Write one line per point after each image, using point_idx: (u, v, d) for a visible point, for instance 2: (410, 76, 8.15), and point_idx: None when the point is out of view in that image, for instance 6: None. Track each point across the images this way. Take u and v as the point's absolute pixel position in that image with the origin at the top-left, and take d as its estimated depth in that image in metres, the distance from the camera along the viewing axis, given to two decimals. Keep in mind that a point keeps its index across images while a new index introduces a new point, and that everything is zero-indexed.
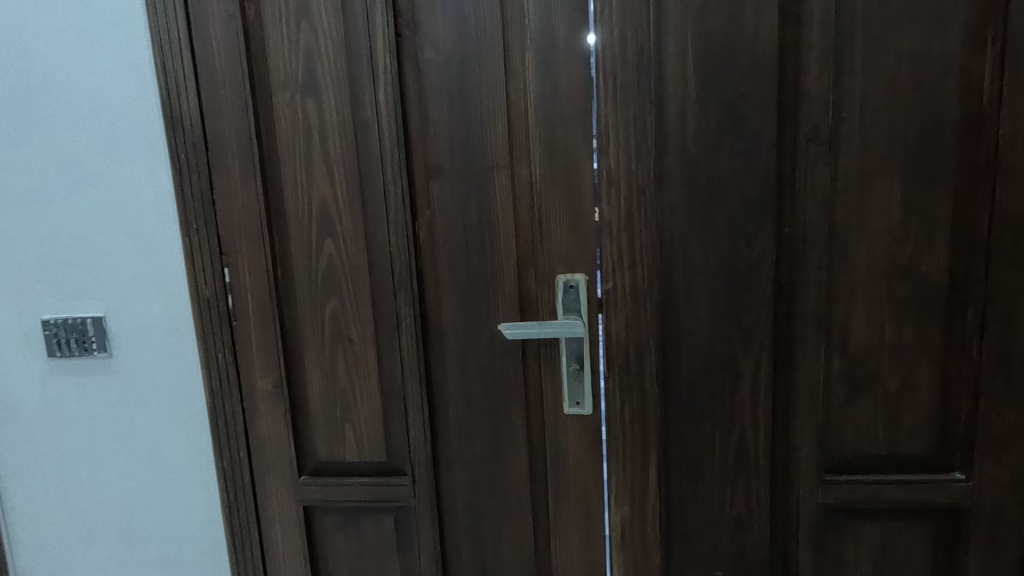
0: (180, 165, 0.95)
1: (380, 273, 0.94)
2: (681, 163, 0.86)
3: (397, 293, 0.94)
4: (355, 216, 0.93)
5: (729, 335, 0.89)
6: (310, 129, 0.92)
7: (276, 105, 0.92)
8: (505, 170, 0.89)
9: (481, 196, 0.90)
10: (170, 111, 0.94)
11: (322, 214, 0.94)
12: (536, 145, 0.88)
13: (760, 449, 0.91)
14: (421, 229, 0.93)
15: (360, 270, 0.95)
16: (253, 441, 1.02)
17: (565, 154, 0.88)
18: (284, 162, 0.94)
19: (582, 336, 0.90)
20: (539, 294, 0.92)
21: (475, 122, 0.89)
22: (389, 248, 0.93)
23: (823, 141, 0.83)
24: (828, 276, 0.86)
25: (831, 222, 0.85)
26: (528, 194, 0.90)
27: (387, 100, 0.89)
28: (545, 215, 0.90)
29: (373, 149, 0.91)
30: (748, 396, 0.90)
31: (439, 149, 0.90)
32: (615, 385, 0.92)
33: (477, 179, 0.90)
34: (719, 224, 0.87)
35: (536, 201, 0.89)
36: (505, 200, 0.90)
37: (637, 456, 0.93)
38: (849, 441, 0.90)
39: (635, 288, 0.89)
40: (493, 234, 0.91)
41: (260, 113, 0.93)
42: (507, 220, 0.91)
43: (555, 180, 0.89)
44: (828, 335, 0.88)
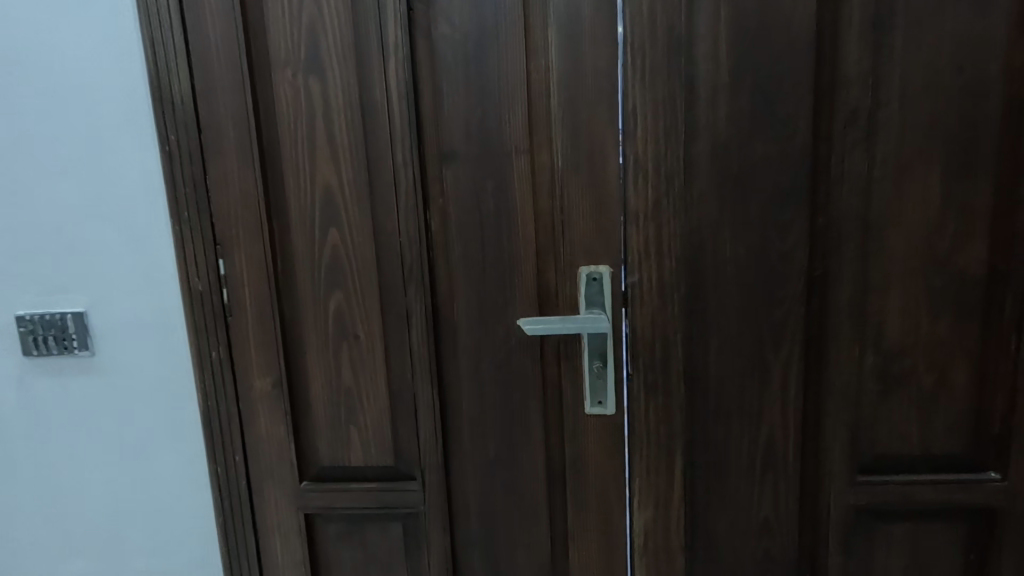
0: (170, 149, 0.88)
1: (389, 266, 0.88)
2: (712, 149, 0.81)
3: (407, 287, 0.88)
4: (361, 204, 0.87)
5: (759, 330, 0.85)
6: (312, 110, 0.85)
7: (275, 84, 0.85)
8: (524, 155, 0.84)
9: (498, 183, 0.85)
10: (159, 89, 0.87)
11: (326, 203, 0.88)
12: (557, 129, 0.83)
13: (789, 450, 0.87)
14: (432, 219, 0.87)
15: (367, 262, 0.89)
16: (251, 445, 0.95)
17: (588, 139, 0.83)
18: (285, 147, 0.87)
19: (607, 332, 0.85)
20: (559, 288, 0.87)
21: (491, 104, 0.83)
22: (398, 238, 0.87)
23: (861, 126, 0.79)
24: (864, 269, 0.82)
25: (869, 212, 0.81)
26: (548, 181, 0.84)
27: (397, 79, 0.83)
28: (567, 203, 0.84)
29: (382, 132, 0.85)
30: (778, 394, 0.86)
31: (453, 132, 0.84)
32: (639, 384, 0.87)
33: (494, 165, 0.84)
34: (750, 214, 0.82)
35: (557, 189, 0.84)
36: (524, 188, 0.85)
37: (662, 457, 0.89)
38: (881, 440, 0.86)
39: (661, 281, 0.84)
40: (510, 224, 0.86)
41: (257, 92, 0.86)
42: (525, 210, 0.85)
43: (577, 167, 0.83)
44: (862, 330, 0.84)
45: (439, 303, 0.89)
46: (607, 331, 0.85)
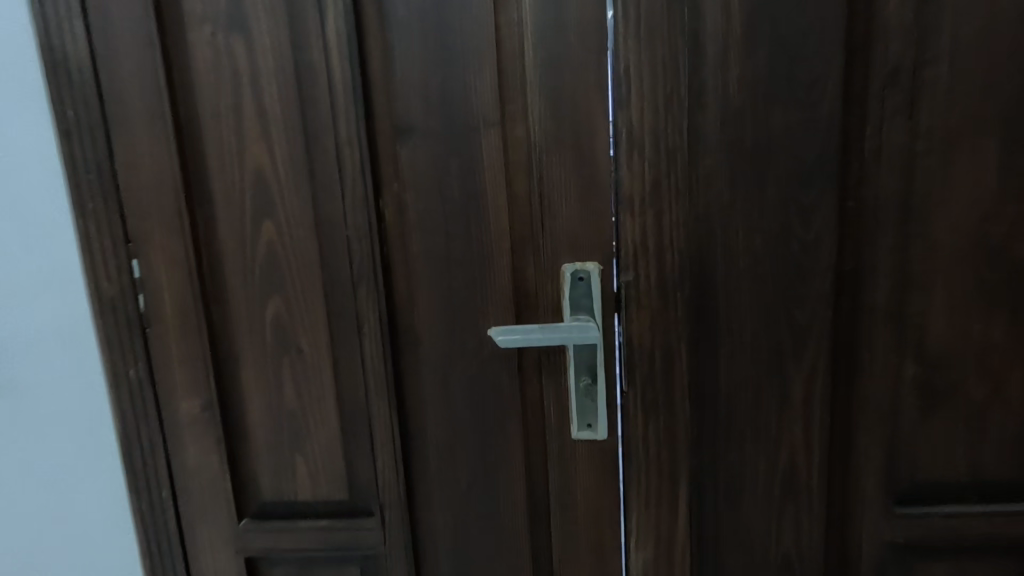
0: (65, 125, 0.72)
1: (336, 265, 0.74)
2: (721, 120, 0.67)
3: (358, 290, 0.74)
4: (300, 191, 0.72)
5: (778, 337, 0.71)
6: (238, 77, 0.70)
7: (193, 45, 0.70)
8: (495, 130, 0.69)
9: (464, 163, 0.70)
10: (48, 51, 0.71)
11: (258, 191, 0.73)
12: (534, 97, 0.68)
13: (814, 477, 0.74)
14: (387, 208, 0.73)
15: (309, 260, 0.74)
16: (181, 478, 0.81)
17: (571, 108, 0.68)
18: (206, 122, 0.72)
19: (596, 342, 0.71)
20: (539, 290, 0.73)
21: (454, 67, 0.68)
22: (346, 232, 0.72)
23: (902, 88, 0.65)
24: (905, 262, 0.68)
25: (911, 193, 0.67)
26: (524, 161, 0.70)
27: (338, 37, 0.68)
28: (547, 187, 0.70)
29: (322, 103, 0.70)
30: (800, 412, 0.73)
31: (409, 102, 0.70)
32: (636, 402, 0.73)
33: (459, 141, 0.70)
34: (768, 198, 0.68)
35: (535, 169, 0.70)
36: (495, 169, 0.70)
37: (664, 487, 0.75)
38: (922, 465, 0.73)
39: (662, 280, 0.70)
40: (480, 213, 0.71)
41: (171, 56, 0.71)
42: (497, 196, 0.71)
43: (559, 143, 0.69)
44: (902, 336, 0.70)
45: (397, 309, 0.75)
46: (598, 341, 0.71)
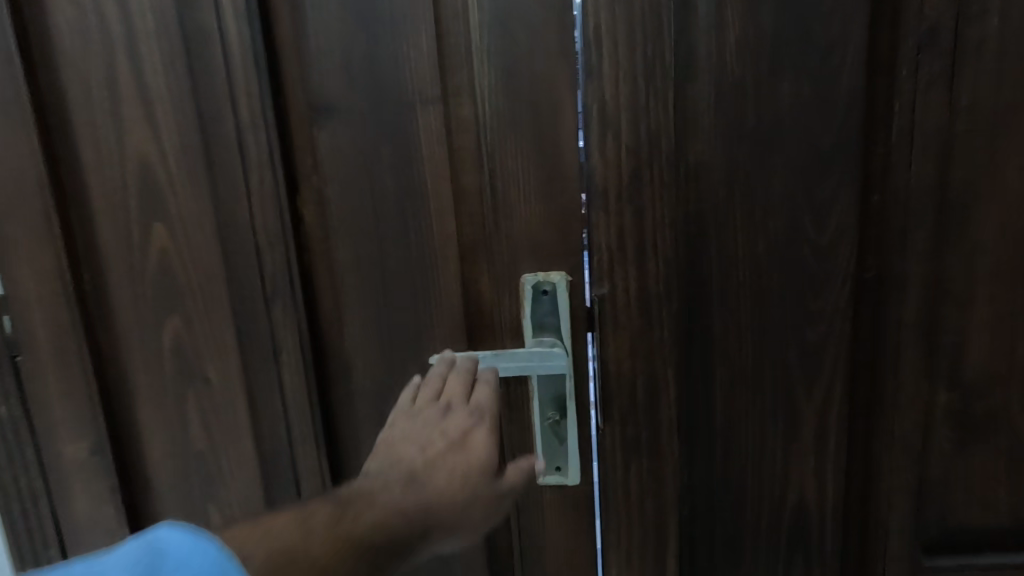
0: None
1: (245, 278, 0.60)
2: (716, 95, 0.54)
3: (275, 308, 0.60)
4: (197, 186, 0.58)
5: (784, 360, 0.59)
6: (111, 43, 0.56)
7: (52, 3, 0.56)
8: (436, 109, 0.56)
9: (397, 150, 0.57)
10: None
11: (145, 186, 0.59)
12: (483, 66, 0.55)
13: (826, 524, 0.62)
14: (306, 208, 0.59)
15: (214, 272, 0.60)
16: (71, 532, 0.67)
17: (529, 80, 0.55)
18: (75, 101, 0.57)
19: (564, 372, 0.59)
20: (496, 305, 0.60)
21: (381, 28, 0.54)
22: (256, 236, 0.59)
23: (941, 52, 0.52)
24: (940, 268, 0.56)
25: (948, 184, 0.54)
26: (473, 146, 0.56)
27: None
28: (502, 180, 0.57)
29: (217, 75, 0.55)
30: (810, 448, 0.60)
31: (327, 74, 0.56)
32: (614, 439, 0.61)
33: (390, 122, 0.56)
34: (774, 191, 0.55)
35: (486, 157, 0.56)
36: (436, 157, 0.56)
37: (648, 538, 0.63)
38: (955, 509, 0.61)
39: (644, 293, 0.58)
40: (421, 212, 0.58)
41: (26, 17, 0.56)
42: (441, 191, 0.57)
43: (515, 124, 0.55)
44: (933, 357, 0.58)
45: (325, 329, 0.62)
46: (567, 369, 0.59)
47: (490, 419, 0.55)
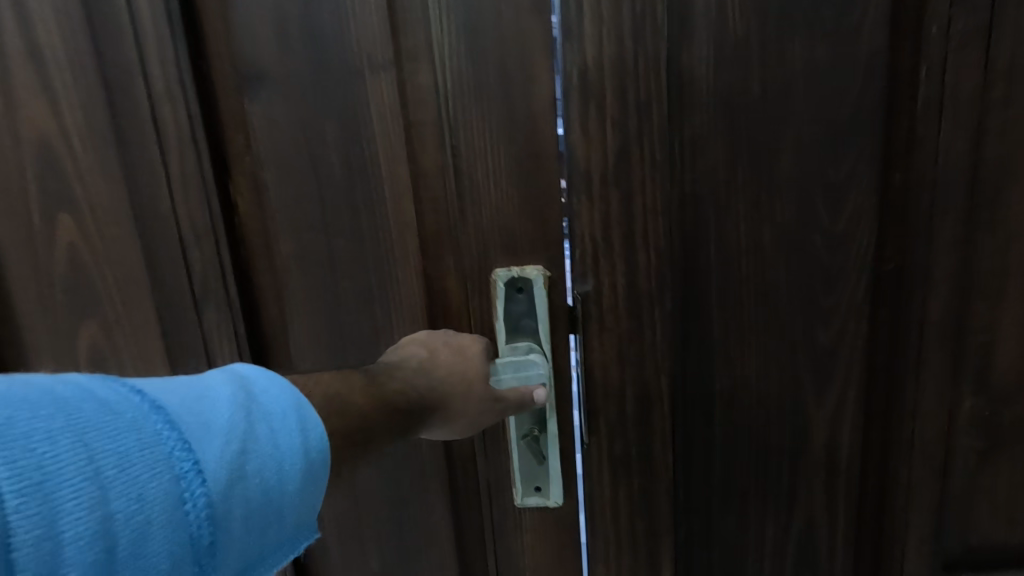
0: None
1: (172, 278, 0.51)
2: (717, 58, 0.46)
3: (209, 311, 0.52)
4: (109, 170, 0.49)
5: (792, 363, 0.52)
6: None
7: None
8: (388, 77, 0.47)
9: (345, 125, 0.49)
10: None
11: (46, 171, 0.50)
12: (442, 25, 0.46)
13: (836, 544, 0.56)
14: (243, 194, 0.51)
15: (135, 272, 0.52)
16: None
17: (498, 41, 0.46)
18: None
19: (543, 383, 0.51)
20: (462, 307, 0.52)
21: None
22: (179, 228, 0.50)
23: (975, 8, 0.45)
24: (967, 258, 0.49)
25: (980, 162, 0.47)
26: (433, 120, 0.48)
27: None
28: (467, 160, 0.49)
29: (125, 36, 0.47)
30: (820, 462, 0.54)
31: (259, 35, 0.47)
32: (600, 455, 0.54)
33: (336, 92, 0.48)
34: (781, 171, 0.48)
35: (449, 132, 0.48)
36: (390, 133, 0.49)
37: (640, 563, 0.56)
38: (977, 524, 0.55)
39: (633, 291, 0.50)
40: (375, 199, 0.50)
41: None
42: (398, 174, 0.49)
43: (482, 94, 0.47)
44: (959, 358, 0.51)
45: (271, 333, 0.54)
46: (548, 379, 0.51)
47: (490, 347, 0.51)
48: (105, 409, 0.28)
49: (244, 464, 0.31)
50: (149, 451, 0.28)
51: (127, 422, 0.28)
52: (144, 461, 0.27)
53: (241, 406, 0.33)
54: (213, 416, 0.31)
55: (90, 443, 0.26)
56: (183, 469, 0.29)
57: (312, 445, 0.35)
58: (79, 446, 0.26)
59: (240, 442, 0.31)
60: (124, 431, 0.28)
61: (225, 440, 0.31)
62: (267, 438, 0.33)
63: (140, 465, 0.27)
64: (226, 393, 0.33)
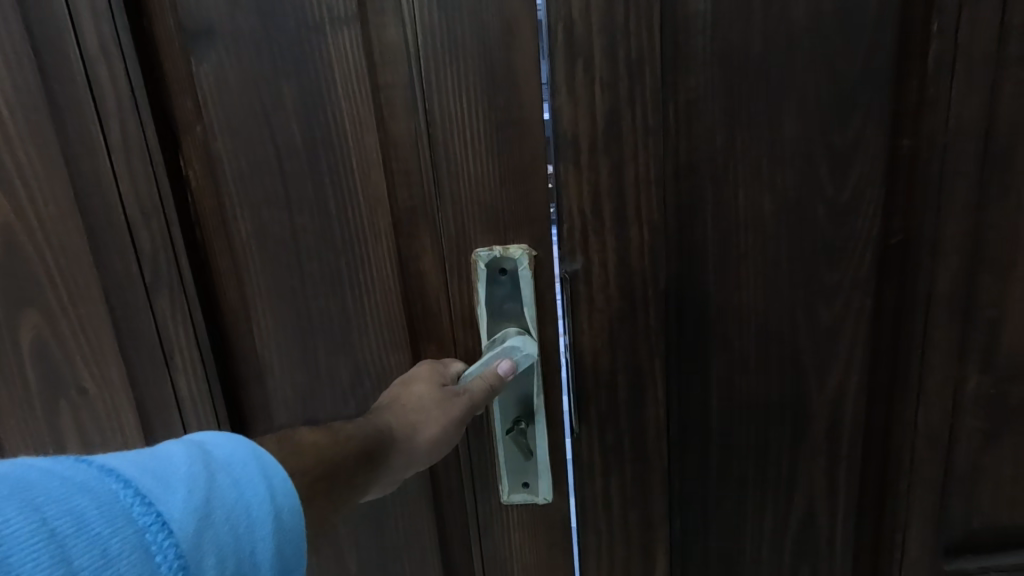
0: None
1: (119, 261, 0.48)
2: (714, 12, 0.42)
3: (162, 297, 0.49)
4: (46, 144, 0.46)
5: (792, 344, 0.49)
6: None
7: None
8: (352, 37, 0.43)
9: (302, 89, 0.45)
10: None
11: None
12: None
13: (837, 530, 0.53)
14: (197, 170, 0.47)
15: (83, 255, 0.48)
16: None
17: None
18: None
19: (535, 365, 0.48)
20: (445, 288, 0.49)
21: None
22: (124, 206, 0.46)
23: None
24: (978, 229, 0.46)
25: (995, 125, 0.44)
26: (404, 83, 0.44)
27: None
28: (443, 130, 0.45)
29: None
30: (821, 447, 0.51)
31: None
32: (590, 446, 0.51)
33: (292, 53, 0.44)
34: (783, 138, 0.44)
35: (422, 96, 0.44)
36: (353, 97, 0.45)
37: (632, 556, 0.54)
38: (981, 507, 0.53)
39: (624, 270, 0.47)
40: (344, 173, 0.46)
41: None
42: (368, 146, 0.46)
43: (457, 55, 0.43)
44: (966, 335, 0.49)
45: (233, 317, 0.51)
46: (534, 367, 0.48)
47: (443, 379, 0.47)
48: (50, 474, 0.23)
49: (214, 515, 0.25)
50: (102, 519, 0.22)
51: (72, 485, 0.23)
52: (94, 522, 0.22)
53: (199, 457, 0.27)
54: (171, 467, 0.26)
55: (37, 507, 0.21)
56: (145, 527, 0.23)
57: (286, 497, 0.28)
58: (22, 513, 0.21)
59: (204, 492, 0.26)
60: (68, 492, 0.23)
61: (190, 490, 0.25)
62: (238, 488, 0.27)
63: (99, 524, 0.22)
64: (180, 449, 0.27)
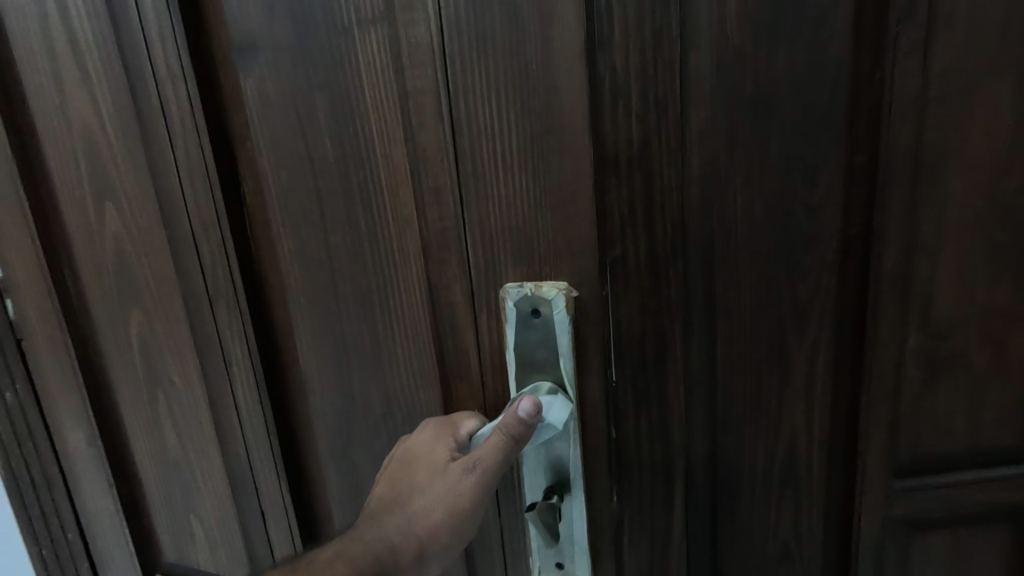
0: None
1: (193, 282, 0.71)
2: (718, 63, 0.57)
3: (221, 309, 0.71)
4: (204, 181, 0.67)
5: (779, 310, 0.64)
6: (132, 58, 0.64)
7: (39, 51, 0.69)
8: (403, 104, 0.61)
9: (343, 162, 0.65)
10: None
11: (143, 196, 0.70)
12: (470, 55, 0.58)
13: (815, 457, 0.69)
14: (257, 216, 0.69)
15: (168, 278, 0.73)
16: (150, 468, 0.83)
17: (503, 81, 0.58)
18: (110, 110, 0.68)
19: (562, 418, 0.63)
20: (494, 288, 0.64)
21: (320, 53, 0.62)
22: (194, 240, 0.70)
23: (918, 22, 0.56)
24: (913, 224, 0.62)
25: (922, 145, 0.60)
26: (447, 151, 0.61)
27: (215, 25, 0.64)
28: (493, 162, 0.60)
29: (182, 106, 0.65)
30: (802, 390, 0.66)
31: (264, 102, 0.65)
32: (626, 394, 0.65)
33: (342, 137, 0.64)
34: (770, 155, 0.60)
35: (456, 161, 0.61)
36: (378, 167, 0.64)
37: (658, 484, 0.68)
38: (923, 437, 0.69)
39: (652, 257, 0.61)
40: (377, 218, 0.66)
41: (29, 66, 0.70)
42: (438, 174, 0.62)
43: (508, 104, 0.58)
44: (908, 303, 0.64)
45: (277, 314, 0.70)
46: (560, 421, 0.63)
47: (452, 450, 0.64)
48: None
49: None
50: None
51: None
52: None
53: None
54: None
55: None
56: None
57: None
58: None
59: None
60: None
61: None
62: None
63: None
64: None
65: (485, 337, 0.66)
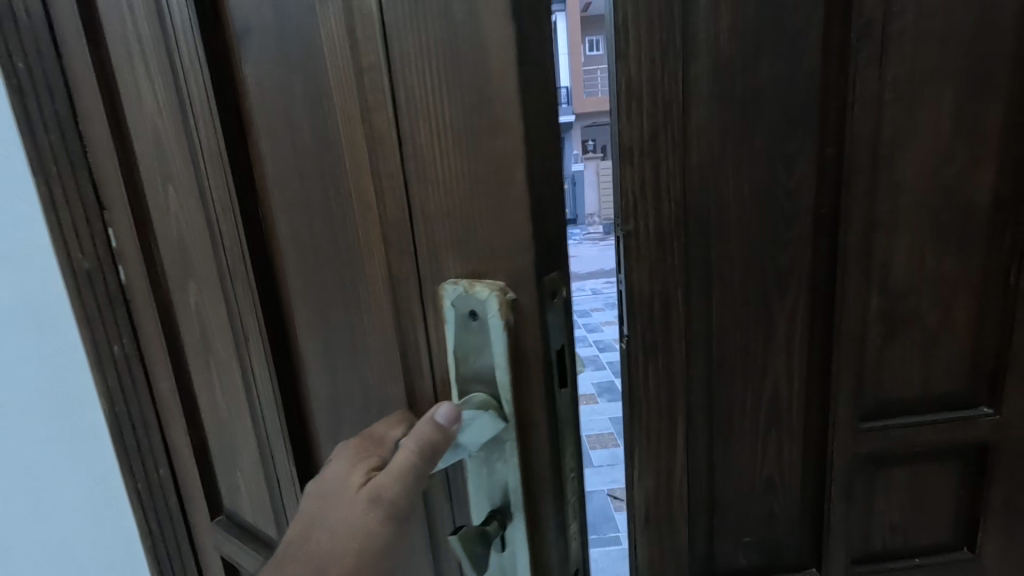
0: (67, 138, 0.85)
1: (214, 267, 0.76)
2: (713, 72, 0.70)
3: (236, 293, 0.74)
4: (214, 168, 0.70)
5: (763, 277, 0.77)
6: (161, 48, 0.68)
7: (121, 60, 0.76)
8: (359, 81, 0.52)
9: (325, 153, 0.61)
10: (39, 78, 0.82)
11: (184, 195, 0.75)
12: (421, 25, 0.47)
13: (794, 402, 0.82)
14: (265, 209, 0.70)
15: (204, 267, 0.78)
16: (209, 427, 0.93)
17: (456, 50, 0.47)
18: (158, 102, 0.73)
19: (486, 433, 0.54)
20: (437, 284, 0.55)
21: (290, 43, 0.57)
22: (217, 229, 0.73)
23: (875, 40, 0.69)
24: (872, 205, 0.75)
25: (879, 140, 0.73)
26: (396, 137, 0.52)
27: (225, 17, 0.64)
28: (423, 145, 0.51)
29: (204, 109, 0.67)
30: (783, 345, 0.79)
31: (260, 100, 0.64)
32: (637, 348, 0.77)
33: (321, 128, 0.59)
34: (755, 148, 0.73)
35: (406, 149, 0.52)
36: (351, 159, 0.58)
37: (664, 427, 0.80)
38: (884, 385, 0.82)
39: (660, 232, 0.73)
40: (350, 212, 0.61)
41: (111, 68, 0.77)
42: (391, 163, 0.54)
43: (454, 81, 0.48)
44: (870, 271, 0.77)
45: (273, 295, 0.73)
46: (475, 440, 0.54)
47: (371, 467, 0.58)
48: None
49: None
50: None
51: None
52: None
53: None
54: None
55: None
56: None
57: None
58: None
59: None
60: None
61: None
62: None
63: None
64: None
65: (428, 340, 0.58)
